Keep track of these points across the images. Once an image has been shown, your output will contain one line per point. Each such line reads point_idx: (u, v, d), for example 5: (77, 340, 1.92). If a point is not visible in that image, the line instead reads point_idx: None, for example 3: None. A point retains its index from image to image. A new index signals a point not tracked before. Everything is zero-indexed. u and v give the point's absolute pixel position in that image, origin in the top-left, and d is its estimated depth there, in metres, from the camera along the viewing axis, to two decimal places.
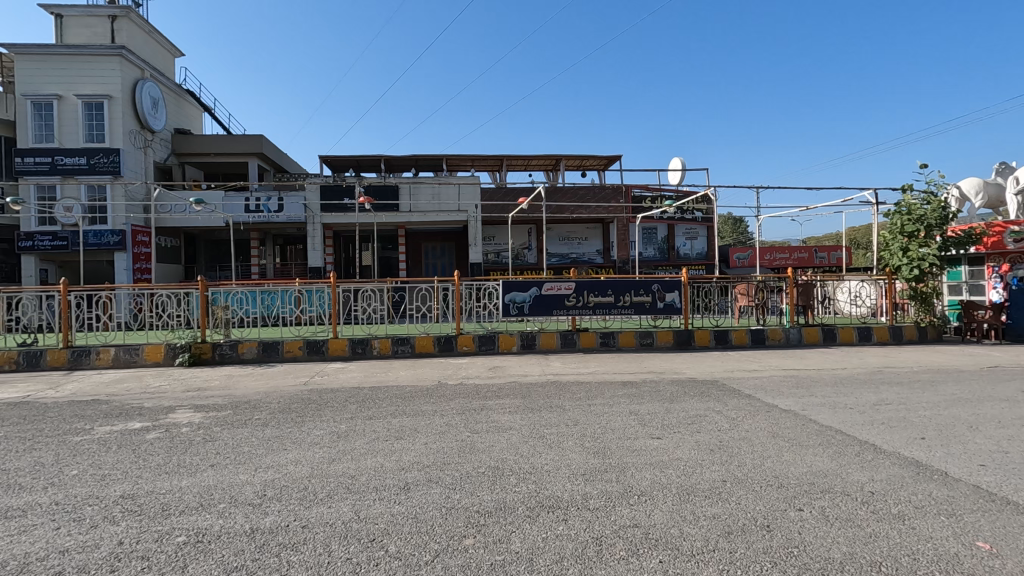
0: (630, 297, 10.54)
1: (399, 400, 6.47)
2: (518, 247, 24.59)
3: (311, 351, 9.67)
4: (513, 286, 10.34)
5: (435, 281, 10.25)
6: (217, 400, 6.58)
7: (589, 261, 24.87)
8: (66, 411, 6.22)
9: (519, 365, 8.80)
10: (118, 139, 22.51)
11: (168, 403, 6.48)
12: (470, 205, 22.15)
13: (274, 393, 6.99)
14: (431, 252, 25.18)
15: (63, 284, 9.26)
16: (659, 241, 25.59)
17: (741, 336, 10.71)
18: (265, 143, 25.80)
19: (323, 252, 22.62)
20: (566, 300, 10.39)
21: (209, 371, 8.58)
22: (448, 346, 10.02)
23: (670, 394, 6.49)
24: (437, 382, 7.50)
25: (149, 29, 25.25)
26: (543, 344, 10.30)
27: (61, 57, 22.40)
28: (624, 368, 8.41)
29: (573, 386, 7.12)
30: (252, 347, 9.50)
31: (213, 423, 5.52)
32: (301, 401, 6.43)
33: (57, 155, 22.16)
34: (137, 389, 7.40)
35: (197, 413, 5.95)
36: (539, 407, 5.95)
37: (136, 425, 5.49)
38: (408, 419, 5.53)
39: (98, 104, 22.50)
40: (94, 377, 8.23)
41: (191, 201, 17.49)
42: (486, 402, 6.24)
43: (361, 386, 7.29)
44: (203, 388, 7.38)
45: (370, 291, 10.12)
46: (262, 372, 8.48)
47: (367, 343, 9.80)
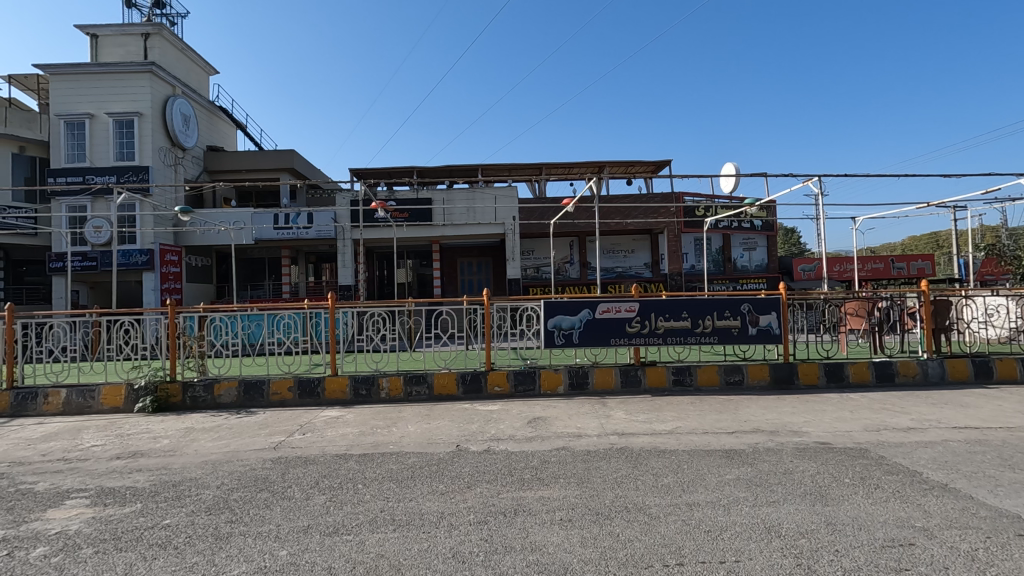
0: (711, 322, 8.18)
1: (392, 485, 4.31)
2: (559, 261, 22.28)
3: (303, 394, 7.70)
4: (559, 308, 8.14)
5: (463, 301, 8.12)
6: (139, 481, 4.60)
7: (636, 276, 22.36)
8: None
9: (569, 416, 6.51)
10: (147, 156, 21.14)
11: (71, 484, 4.54)
12: (507, 217, 20.09)
13: (225, 466, 4.94)
14: (467, 268, 23.18)
15: (11, 308, 7.62)
16: (713, 253, 22.83)
17: (861, 371, 8.06)
18: (296, 157, 24.34)
19: (353, 269, 20.74)
20: (627, 326, 8.12)
21: (169, 422, 6.71)
22: (475, 386, 7.86)
23: (813, 483, 4.11)
24: (453, 449, 5.29)
25: (182, 46, 24.22)
26: (597, 383, 7.99)
27: (92, 76, 21.20)
28: (717, 423, 6.01)
29: (651, 459, 4.80)
30: (231, 388, 7.63)
31: (93, 537, 3.49)
32: (250, 485, 4.37)
33: (88, 175, 20.82)
34: (58, 454, 5.51)
35: (88, 511, 3.94)
36: (608, 510, 3.68)
37: None
38: (393, 536, 3.36)
39: (128, 122, 21.16)
40: (24, 432, 6.42)
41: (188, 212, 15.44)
42: (522, 495, 4.00)
43: (348, 455, 5.16)
44: (140, 455, 5.40)
45: (379, 315, 8.04)
46: (232, 425, 6.52)
47: (373, 383, 7.76)
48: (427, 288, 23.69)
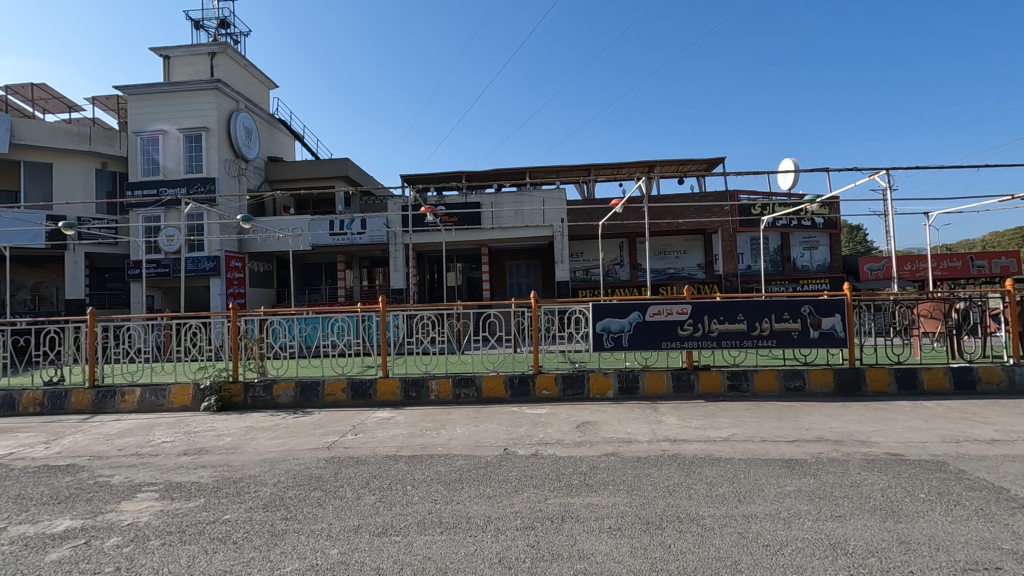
0: (769, 324, 7.84)
1: (440, 487, 4.34)
2: (609, 263, 21.97)
3: (356, 395, 7.91)
4: (607, 312, 8.00)
5: (510, 304, 8.12)
6: (202, 476, 4.82)
7: (689, 277, 21.73)
8: (14, 488, 4.69)
9: (618, 421, 6.37)
10: (213, 168, 22.31)
11: (142, 478, 4.82)
12: (555, 219, 20.01)
13: (283, 464, 5.12)
14: (515, 271, 23.24)
15: (92, 312, 8.19)
16: (771, 253, 21.95)
17: (936, 377, 7.52)
18: (350, 165, 25.12)
19: (405, 272, 21.18)
20: (679, 329, 7.89)
21: (232, 421, 7.02)
22: (523, 390, 7.85)
23: (883, 497, 3.84)
24: (501, 453, 5.28)
25: (244, 63, 25.48)
26: (648, 388, 7.80)
27: (164, 95, 22.59)
28: (776, 431, 5.72)
29: (704, 467, 4.61)
30: (288, 389, 7.94)
31: (160, 529, 3.68)
32: (304, 483, 4.51)
33: (161, 187, 22.15)
34: (132, 449, 5.88)
35: (156, 504, 4.17)
36: (660, 519, 3.56)
37: (61, 526, 3.79)
38: (440, 539, 3.37)
39: (196, 136, 22.41)
40: (102, 428, 6.88)
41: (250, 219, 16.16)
42: (570, 501, 3.93)
43: (397, 456, 5.24)
44: (205, 452, 5.68)
45: (428, 318, 8.16)
46: (288, 424, 6.76)
47: (422, 385, 7.89)
48: (476, 291, 23.87)
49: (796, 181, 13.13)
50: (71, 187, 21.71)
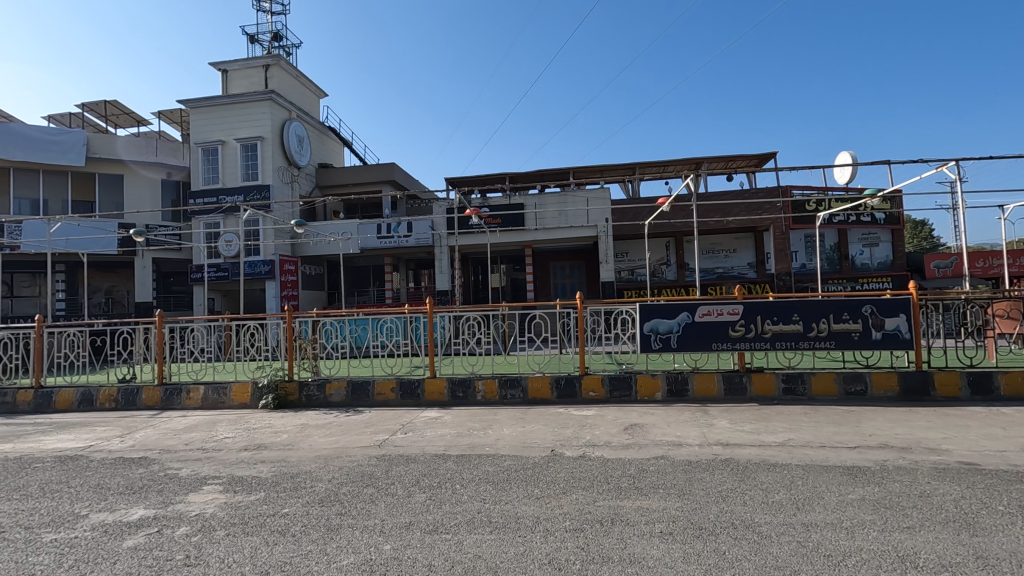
0: (827, 325, 7.50)
1: (489, 486, 4.37)
2: (655, 263, 21.59)
3: (405, 394, 8.08)
4: (655, 312, 7.86)
5: (555, 305, 8.09)
6: (262, 471, 5.05)
7: (739, 277, 21.08)
8: (94, 478, 5.03)
9: (667, 424, 6.24)
10: (268, 175, 23.23)
11: (208, 472, 5.09)
12: (600, 219, 19.81)
13: (337, 461, 5.29)
14: (559, 272, 23.14)
15: (160, 314, 8.68)
16: (827, 251, 21.01)
17: (1014, 382, 7.02)
18: (396, 170, 25.64)
19: (450, 274, 21.45)
20: (730, 330, 7.68)
21: (288, 419, 7.30)
22: (570, 391, 7.82)
23: (958, 508, 3.61)
24: (548, 453, 5.27)
25: (296, 73, 26.42)
26: (698, 391, 7.62)
27: (223, 107, 23.69)
28: (837, 437, 5.48)
29: (760, 472, 4.46)
30: (340, 387, 8.18)
31: (225, 521, 3.87)
32: (358, 480, 4.64)
33: (221, 195, 23.25)
34: (198, 444, 6.20)
35: (221, 497, 4.39)
36: (713, 525, 3.47)
37: (135, 515, 4.04)
38: (490, 538, 3.39)
39: (252, 145, 23.42)
40: (170, 424, 7.29)
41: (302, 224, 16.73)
42: (620, 504, 3.89)
43: (446, 455, 5.32)
44: (264, 447, 5.93)
45: (474, 319, 8.24)
46: (341, 422, 6.96)
47: (469, 385, 7.98)
48: (521, 292, 23.91)
49: (854, 174, 12.52)
50: (139, 197, 23.06)
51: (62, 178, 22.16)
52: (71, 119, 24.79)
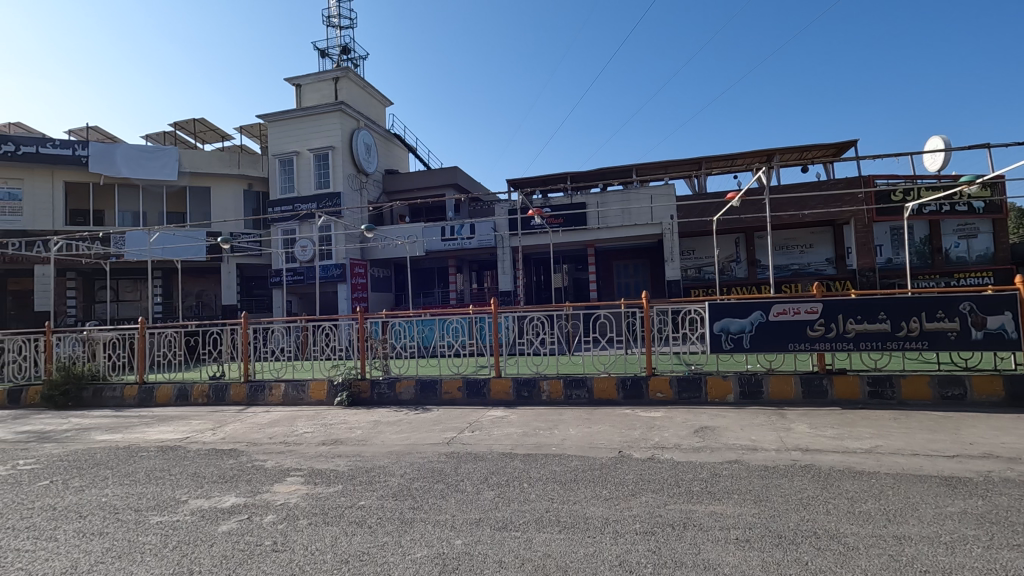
0: (918, 324, 6.96)
1: (557, 486, 4.38)
2: (724, 260, 20.79)
3: (471, 394, 8.24)
4: (725, 312, 7.57)
5: (620, 305, 7.97)
6: (340, 465, 5.30)
7: (816, 273, 19.93)
8: (191, 467, 5.46)
9: (741, 427, 6.00)
10: (339, 183, 24.31)
11: (290, 465, 5.40)
12: (665, 217, 19.34)
13: (408, 457, 5.47)
14: (623, 271, 22.79)
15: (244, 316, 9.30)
16: (917, 244, 19.46)
17: None
18: (459, 173, 26.10)
19: (513, 275, 21.59)
20: (809, 330, 7.28)
21: (362, 416, 7.61)
22: (636, 392, 7.70)
23: None
24: (616, 455, 5.21)
25: (363, 84, 27.50)
26: (774, 393, 7.29)
27: (297, 119, 25.03)
28: (932, 445, 5.07)
29: (844, 480, 4.21)
30: (410, 386, 8.45)
31: (307, 511, 4.10)
32: (428, 476, 4.78)
33: (297, 203, 24.55)
34: (280, 438, 6.60)
35: (303, 488, 4.65)
36: (793, 534, 3.31)
37: (228, 502, 4.36)
38: (559, 537, 3.40)
39: (324, 155, 24.59)
40: (256, 418, 7.80)
41: (370, 228, 17.36)
42: (692, 508, 3.78)
43: (513, 454, 5.37)
44: (340, 442, 6.22)
45: (538, 319, 8.26)
46: (411, 420, 7.19)
47: (534, 385, 8.03)
48: (583, 292, 23.72)
49: (948, 160, 11.52)
50: (224, 207, 24.78)
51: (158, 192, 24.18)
52: (165, 138, 27.00)
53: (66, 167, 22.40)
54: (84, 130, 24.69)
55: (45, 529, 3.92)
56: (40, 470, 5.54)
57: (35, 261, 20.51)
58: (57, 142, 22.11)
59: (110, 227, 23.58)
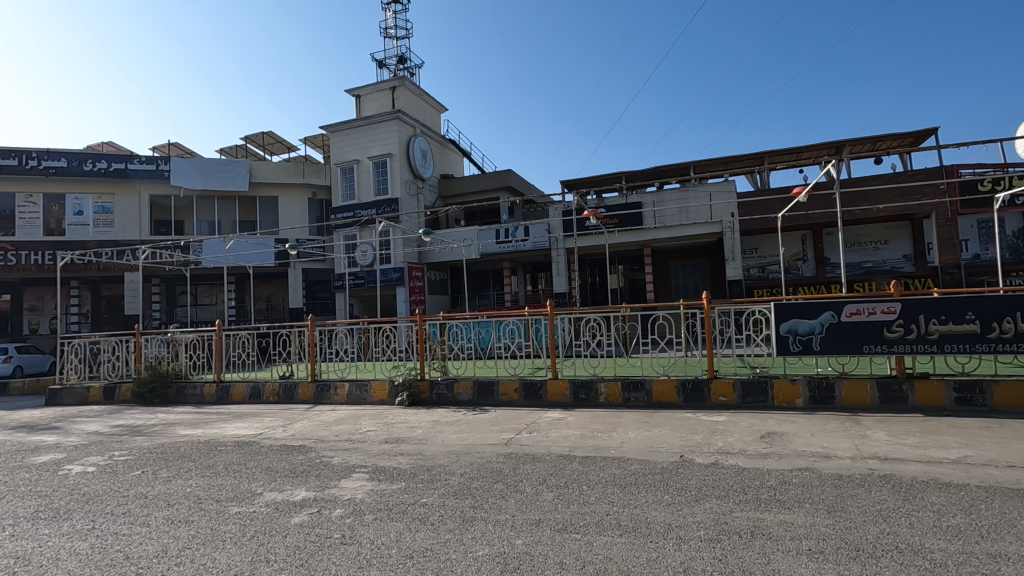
0: (1012, 325, 6.40)
1: (617, 489, 4.33)
2: (790, 258, 19.87)
3: (528, 395, 8.26)
4: (793, 312, 7.23)
5: (680, 306, 7.78)
6: (402, 463, 5.45)
7: (893, 271, 18.70)
8: (265, 461, 5.78)
9: (812, 434, 5.71)
10: (397, 188, 25.01)
11: (356, 461, 5.60)
12: (725, 214, 18.71)
13: (468, 456, 5.55)
14: (681, 271, 22.21)
15: (311, 319, 9.73)
16: (1008, 238, 17.92)
17: None
18: (513, 176, 26.23)
19: (568, 277, 21.46)
20: (886, 331, 6.84)
21: (422, 415, 7.79)
22: (698, 395, 7.47)
23: None
24: (677, 459, 5.09)
25: (419, 92, 28.16)
26: (847, 398, 6.91)
27: (357, 129, 25.95)
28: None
29: (929, 492, 3.94)
30: (467, 387, 8.58)
31: (372, 506, 4.24)
32: (488, 476, 4.83)
33: (357, 210, 25.42)
34: (345, 435, 6.86)
35: (368, 484, 4.81)
36: (872, 547, 3.12)
37: (299, 495, 4.58)
38: (621, 541, 3.36)
39: (383, 162, 25.36)
40: (322, 416, 8.15)
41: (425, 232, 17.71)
42: (761, 516, 3.64)
43: (571, 456, 5.35)
44: (402, 441, 6.40)
45: (595, 320, 8.22)
46: (469, 421, 7.29)
47: (591, 388, 7.94)
48: (640, 293, 23.28)
49: None
50: (291, 215, 26.02)
51: (231, 202, 25.68)
52: (237, 151, 28.68)
53: (150, 182, 24.22)
54: (166, 147, 26.64)
55: (139, 515, 4.26)
56: (132, 461, 6.01)
57: (125, 269, 22.29)
58: (143, 158, 23.95)
59: (189, 235, 25.27)
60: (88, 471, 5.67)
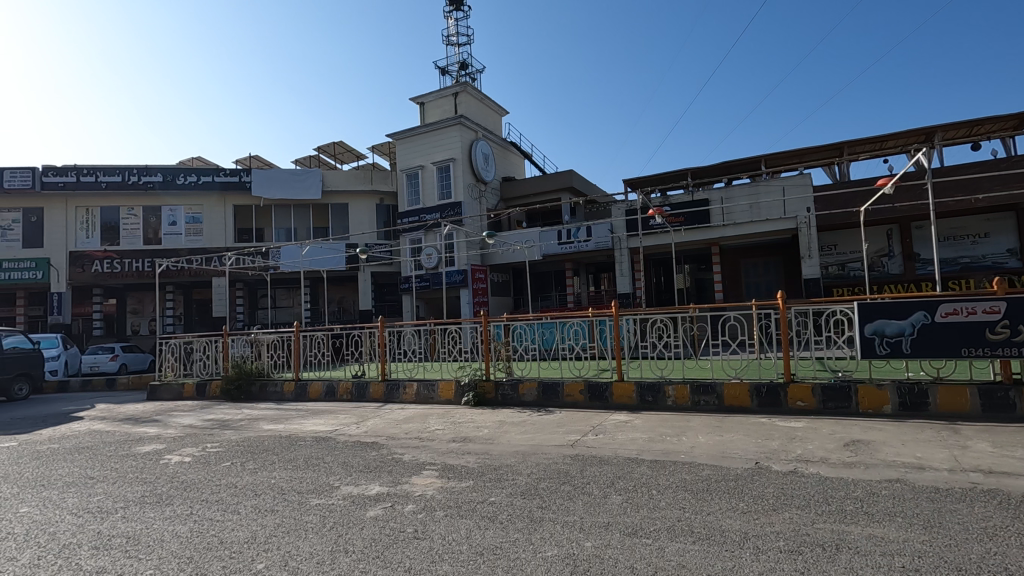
0: None
1: (688, 495, 4.22)
2: (873, 254, 18.58)
3: (593, 397, 8.19)
4: (878, 312, 6.78)
5: (752, 307, 7.50)
6: (470, 461, 5.55)
7: (995, 267, 17.09)
8: (341, 457, 6.05)
9: (904, 443, 5.31)
10: (460, 192, 25.48)
11: (425, 459, 5.76)
12: (799, 210, 17.78)
13: (534, 457, 5.57)
14: (752, 270, 21.27)
15: (381, 320, 10.10)
16: None
17: None
18: (574, 176, 26.06)
19: (632, 277, 21.05)
20: (988, 332, 6.27)
21: (488, 415, 7.89)
22: (773, 400, 7.13)
23: None
24: (752, 466, 4.88)
25: (481, 96, 28.58)
26: (943, 405, 6.40)
27: (422, 135, 26.67)
28: None
29: None
30: (532, 388, 8.61)
31: (442, 503, 4.35)
32: (555, 477, 4.83)
33: (422, 214, 26.11)
34: (415, 433, 7.06)
35: (437, 481, 4.94)
36: (976, 568, 2.87)
37: (373, 490, 4.77)
38: (694, 548, 3.27)
39: (446, 167, 25.92)
40: (392, 414, 8.44)
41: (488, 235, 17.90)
42: (847, 529, 3.43)
43: (640, 459, 5.26)
44: (469, 440, 6.52)
45: (661, 321, 8.03)
46: (535, 422, 7.32)
47: (659, 390, 7.75)
48: (707, 293, 22.51)
49: None
50: (360, 221, 27.11)
51: (305, 210, 27.09)
52: (311, 161, 30.23)
53: (234, 193, 25.98)
54: (248, 160, 28.48)
55: (230, 503, 4.58)
56: (223, 453, 6.47)
57: (213, 274, 24.00)
58: (227, 171, 25.69)
59: (268, 242, 26.88)
60: (185, 461, 6.16)
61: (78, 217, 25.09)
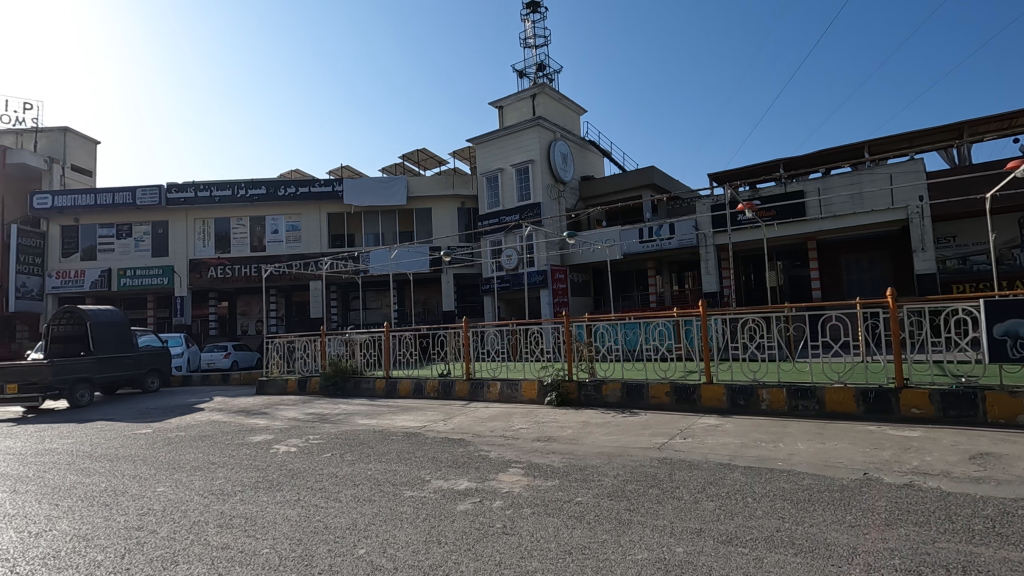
0: None
1: (787, 504, 4.00)
2: (1002, 246, 16.58)
3: (680, 399, 7.93)
4: (1011, 311, 6.06)
5: (856, 305, 6.92)
6: (555, 461, 5.57)
7: None
8: (430, 452, 6.29)
9: None
10: (539, 193, 25.60)
11: (511, 457, 5.86)
12: (910, 199, 16.21)
13: (620, 459, 5.49)
14: (855, 265, 19.67)
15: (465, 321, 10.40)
16: None
17: None
18: (655, 172, 25.39)
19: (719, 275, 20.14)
20: None
21: (571, 416, 7.89)
22: (883, 406, 6.56)
23: None
24: (860, 477, 4.53)
25: (559, 96, 28.57)
26: None
27: (501, 138, 27.08)
28: None
29: None
30: (616, 388, 8.50)
31: (529, 500, 4.41)
32: (642, 480, 4.75)
33: (502, 216, 26.50)
34: (499, 432, 7.20)
35: (523, 479, 5.01)
36: None
37: (462, 485, 4.93)
38: (796, 561, 3.09)
39: (525, 168, 26.15)
40: (477, 413, 8.65)
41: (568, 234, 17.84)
42: (975, 551, 3.10)
43: (732, 465, 5.04)
44: (553, 440, 6.55)
45: (753, 321, 7.65)
46: (619, 423, 7.22)
47: (752, 394, 7.39)
48: (803, 291, 21.09)
49: None
50: (443, 225, 27.99)
51: (392, 215, 28.37)
52: (397, 169, 31.63)
53: (328, 202, 27.74)
54: (340, 170, 30.29)
55: (333, 491, 4.91)
56: (324, 445, 6.94)
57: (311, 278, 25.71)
58: (322, 182, 27.46)
59: (359, 246, 28.41)
60: (291, 451, 6.68)
61: (195, 228, 27.77)
